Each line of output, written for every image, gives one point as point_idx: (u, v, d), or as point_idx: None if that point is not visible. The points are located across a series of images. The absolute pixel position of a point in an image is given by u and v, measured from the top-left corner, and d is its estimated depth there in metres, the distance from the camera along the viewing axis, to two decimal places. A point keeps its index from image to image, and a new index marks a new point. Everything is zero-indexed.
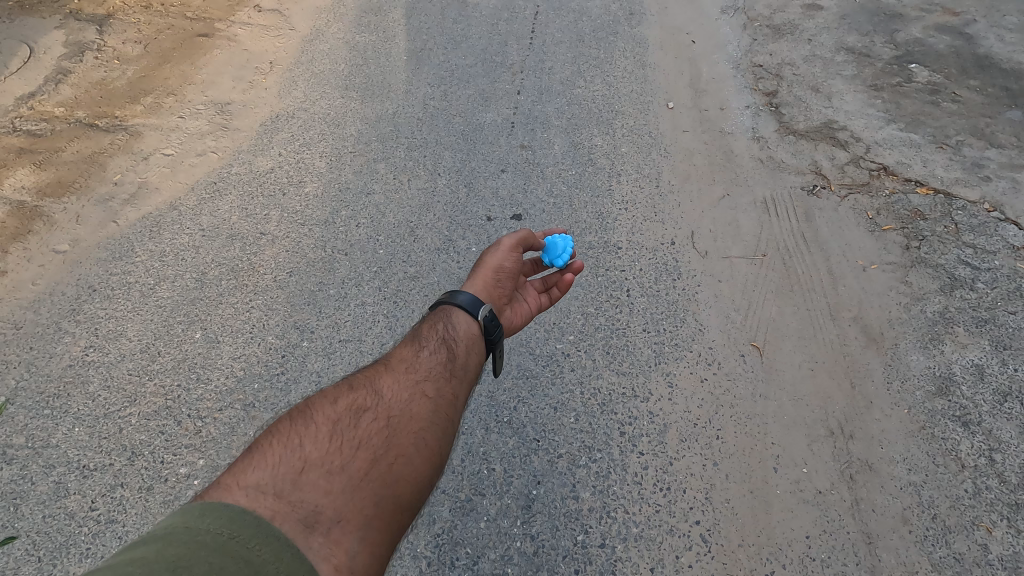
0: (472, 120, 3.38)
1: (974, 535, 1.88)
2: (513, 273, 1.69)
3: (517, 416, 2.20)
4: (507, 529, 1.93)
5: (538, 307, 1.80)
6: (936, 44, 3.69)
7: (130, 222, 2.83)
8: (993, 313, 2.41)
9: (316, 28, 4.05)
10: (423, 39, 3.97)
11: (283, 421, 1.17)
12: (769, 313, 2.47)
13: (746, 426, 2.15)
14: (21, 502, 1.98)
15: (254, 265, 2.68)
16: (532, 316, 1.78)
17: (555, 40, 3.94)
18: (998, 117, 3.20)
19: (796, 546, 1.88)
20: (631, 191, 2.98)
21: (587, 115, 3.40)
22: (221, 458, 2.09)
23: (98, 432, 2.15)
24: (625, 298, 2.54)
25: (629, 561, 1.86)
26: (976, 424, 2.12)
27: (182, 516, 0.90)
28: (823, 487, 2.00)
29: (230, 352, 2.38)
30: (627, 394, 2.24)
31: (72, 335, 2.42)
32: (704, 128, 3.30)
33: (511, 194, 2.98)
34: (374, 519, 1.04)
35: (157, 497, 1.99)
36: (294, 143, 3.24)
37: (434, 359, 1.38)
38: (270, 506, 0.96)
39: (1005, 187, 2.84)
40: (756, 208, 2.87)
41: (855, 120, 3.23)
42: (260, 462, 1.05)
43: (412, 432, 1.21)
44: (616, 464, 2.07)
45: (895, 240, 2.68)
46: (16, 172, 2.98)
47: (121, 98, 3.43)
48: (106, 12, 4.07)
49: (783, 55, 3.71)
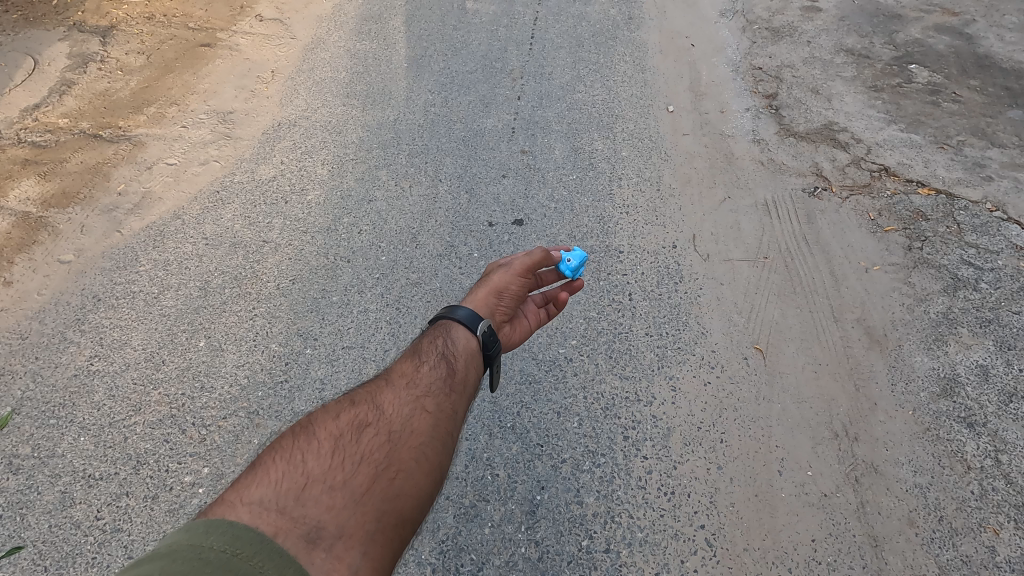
0: (473, 126, 3.39)
1: (981, 537, 1.87)
2: (518, 294, 1.68)
3: (520, 421, 2.20)
4: (511, 535, 1.93)
5: (532, 326, 1.79)
6: (936, 44, 3.69)
7: (134, 232, 2.85)
8: (997, 313, 2.40)
9: (317, 36, 4.08)
10: (424, 45, 3.99)
11: (285, 436, 1.18)
12: (772, 316, 2.47)
13: (750, 429, 2.14)
14: (27, 511, 1.99)
15: (256, 273, 2.69)
16: (526, 335, 1.77)
17: (555, 46, 3.96)
18: (999, 116, 3.20)
19: (802, 549, 1.87)
20: (631, 195, 2.98)
21: (587, 120, 3.41)
22: (226, 467, 2.09)
23: (104, 441, 2.16)
24: (627, 302, 2.54)
25: (634, 566, 1.85)
26: (982, 425, 2.11)
27: (187, 533, 0.91)
28: (828, 490, 1.99)
29: (234, 360, 2.39)
30: (630, 399, 2.24)
31: (78, 345, 2.44)
32: (704, 132, 3.31)
33: (512, 199, 2.99)
34: (376, 534, 1.04)
35: (162, 506, 2.00)
36: (296, 151, 3.26)
37: (434, 373, 1.39)
38: (273, 522, 0.96)
39: (1006, 186, 2.84)
40: (757, 210, 2.88)
41: (855, 121, 3.23)
42: (262, 478, 1.05)
43: (414, 446, 1.21)
44: (620, 468, 2.07)
45: (897, 241, 2.68)
46: (22, 183, 3.01)
47: (124, 108, 3.46)
48: (109, 24, 4.11)
49: (782, 57, 3.72)
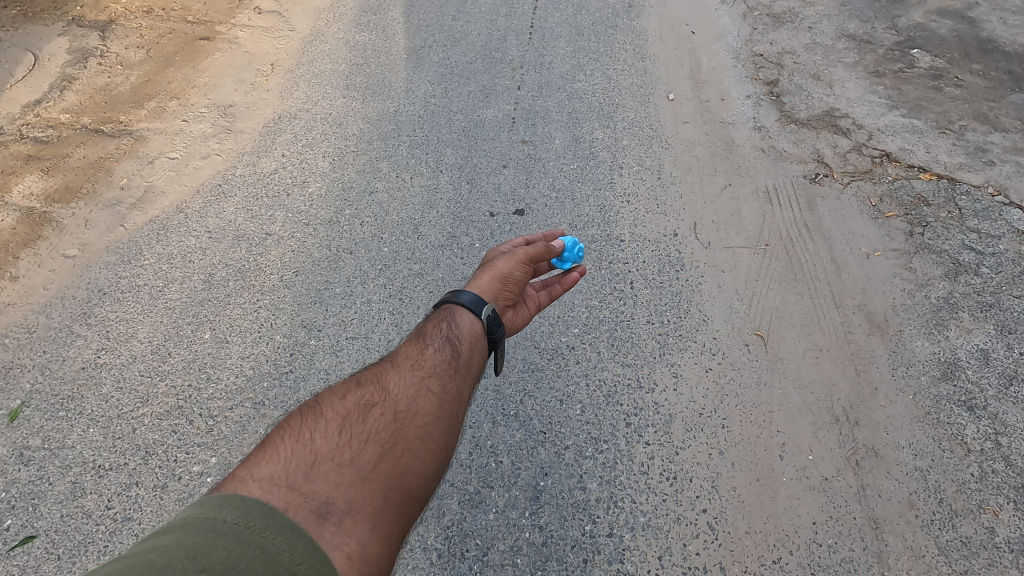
0: (473, 116, 3.39)
1: (980, 519, 1.89)
2: (522, 280, 1.71)
3: (523, 409, 2.22)
4: (516, 521, 1.95)
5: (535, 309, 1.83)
6: (938, 29, 3.67)
7: (138, 226, 2.86)
8: (998, 297, 2.41)
9: (316, 28, 4.07)
10: (423, 36, 3.98)
11: (294, 416, 1.20)
12: (773, 302, 2.48)
13: (752, 415, 2.16)
14: (39, 502, 2.02)
15: (260, 265, 2.71)
16: (529, 320, 1.79)
17: (555, 34, 3.94)
18: (1002, 101, 3.18)
19: (803, 532, 1.89)
20: (632, 184, 2.99)
21: (588, 109, 3.40)
22: (233, 456, 2.12)
23: (113, 432, 2.18)
24: (628, 291, 2.55)
25: (636, 550, 1.88)
26: (982, 408, 2.12)
27: (200, 506, 0.92)
28: (828, 473, 2.01)
29: (240, 352, 2.41)
30: (631, 386, 2.26)
31: (84, 338, 2.46)
32: (705, 120, 3.30)
33: (513, 189, 3.00)
34: (384, 510, 1.06)
35: (171, 495, 2.03)
36: (297, 144, 3.27)
37: (439, 356, 1.41)
38: (283, 497, 0.98)
39: (1008, 171, 2.83)
40: (758, 198, 2.87)
41: (857, 107, 3.22)
42: (272, 456, 1.07)
43: (419, 426, 1.23)
44: (622, 455, 2.09)
45: (899, 227, 2.68)
46: (26, 179, 3.02)
47: (124, 103, 3.46)
48: (108, 18, 4.10)
49: (783, 43, 3.70)
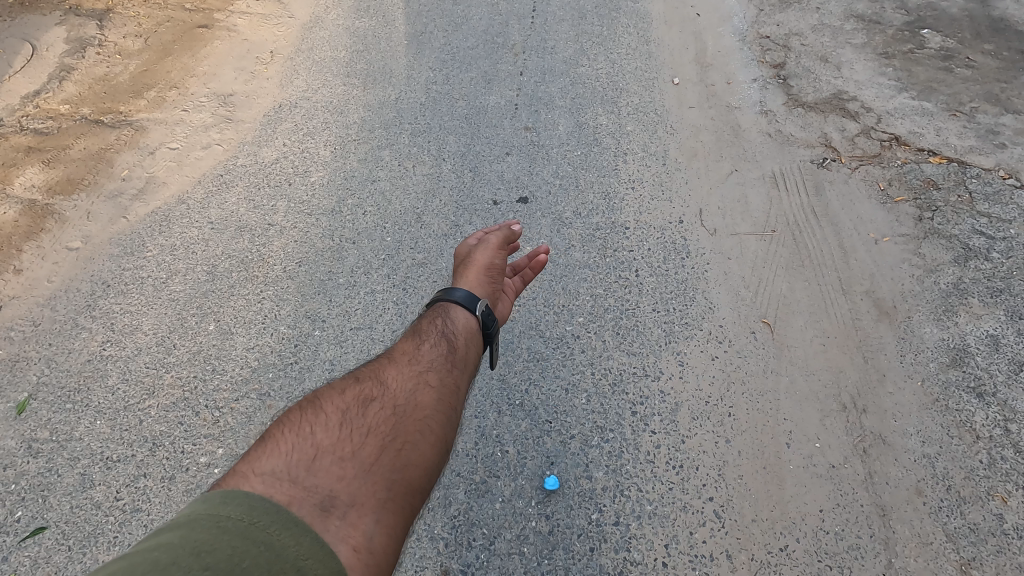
0: (474, 103, 3.35)
1: (988, 506, 1.88)
2: (502, 269, 1.74)
3: (528, 399, 2.21)
4: (522, 510, 1.96)
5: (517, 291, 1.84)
6: (949, 8, 3.59)
7: (140, 217, 2.85)
8: (1009, 282, 2.38)
9: (316, 15, 4.02)
10: (424, 21, 3.93)
11: (293, 411, 1.20)
12: (780, 288, 2.46)
13: (758, 403, 2.15)
14: (48, 493, 2.03)
15: (264, 256, 2.70)
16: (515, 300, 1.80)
17: (557, 18, 3.88)
18: (1014, 81, 3.12)
19: (809, 519, 1.89)
20: (636, 170, 2.95)
21: (591, 94, 3.36)
22: (240, 447, 2.13)
23: (120, 424, 2.19)
24: (634, 279, 2.53)
25: (643, 538, 1.88)
26: (991, 395, 2.10)
27: (205, 504, 0.92)
28: (835, 461, 2.00)
29: (244, 343, 2.41)
30: (638, 374, 2.25)
31: (89, 331, 2.47)
32: (710, 104, 3.25)
33: (516, 176, 2.97)
34: (387, 502, 1.05)
35: (180, 487, 2.04)
36: (298, 133, 3.24)
37: (435, 351, 1.40)
38: (286, 491, 0.98)
39: (1020, 153, 2.78)
40: (765, 183, 2.84)
41: (865, 90, 3.16)
42: (273, 451, 1.07)
43: (418, 419, 1.22)
44: (628, 444, 2.08)
45: (908, 211, 2.64)
46: (27, 171, 3.01)
47: (124, 93, 3.43)
48: (105, 6, 4.05)
49: (791, 25, 3.63)
